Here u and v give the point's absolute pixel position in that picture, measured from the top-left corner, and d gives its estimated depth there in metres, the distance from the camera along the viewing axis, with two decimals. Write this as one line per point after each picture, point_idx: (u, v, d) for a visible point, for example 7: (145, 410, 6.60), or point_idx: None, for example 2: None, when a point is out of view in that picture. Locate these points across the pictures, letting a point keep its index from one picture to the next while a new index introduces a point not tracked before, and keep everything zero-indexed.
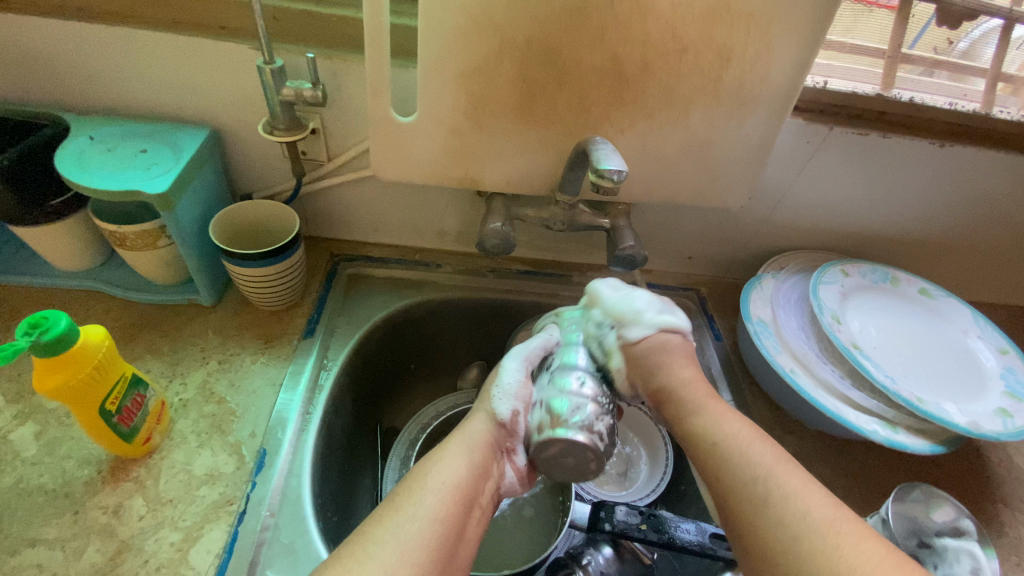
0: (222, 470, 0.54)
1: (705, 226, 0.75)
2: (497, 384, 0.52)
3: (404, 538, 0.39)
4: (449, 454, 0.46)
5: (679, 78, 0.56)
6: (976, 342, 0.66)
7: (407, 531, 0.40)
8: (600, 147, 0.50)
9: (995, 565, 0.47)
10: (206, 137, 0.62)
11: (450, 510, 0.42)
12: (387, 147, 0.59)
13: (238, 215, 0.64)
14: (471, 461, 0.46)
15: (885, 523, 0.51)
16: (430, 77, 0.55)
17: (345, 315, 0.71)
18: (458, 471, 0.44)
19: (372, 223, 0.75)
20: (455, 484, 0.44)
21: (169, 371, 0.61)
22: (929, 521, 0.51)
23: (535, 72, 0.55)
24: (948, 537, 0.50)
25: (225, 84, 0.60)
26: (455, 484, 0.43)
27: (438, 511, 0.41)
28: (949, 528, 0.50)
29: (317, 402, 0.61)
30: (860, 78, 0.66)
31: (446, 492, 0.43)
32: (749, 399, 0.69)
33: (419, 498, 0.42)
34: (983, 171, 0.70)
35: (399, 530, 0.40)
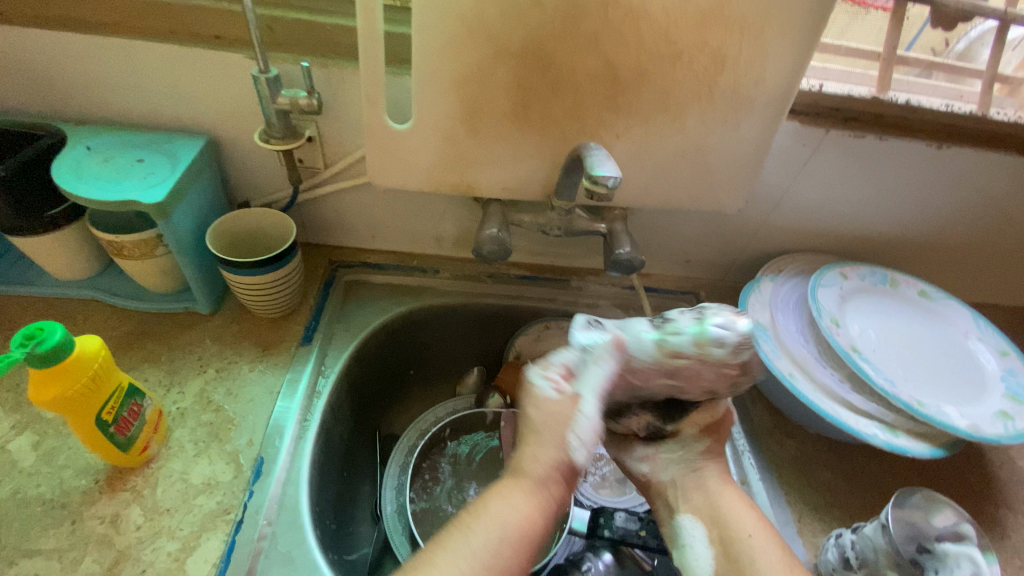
0: (219, 479, 0.54)
1: (704, 229, 0.75)
2: (573, 432, 0.45)
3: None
4: (517, 493, 0.45)
5: (674, 83, 0.56)
6: (977, 344, 0.66)
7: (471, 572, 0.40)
8: (594, 153, 0.50)
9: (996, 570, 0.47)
10: (203, 146, 0.62)
11: (513, 553, 0.42)
12: (383, 154, 0.59)
13: (234, 223, 0.64)
14: (537, 500, 0.45)
15: (886, 528, 0.49)
16: (425, 85, 0.55)
17: (343, 322, 0.70)
18: (524, 511, 0.44)
19: (370, 229, 0.75)
20: (521, 527, 0.43)
21: (167, 380, 0.61)
22: (928, 526, 0.51)
23: (530, 78, 0.55)
24: (948, 541, 0.49)
25: (221, 93, 0.60)
26: (521, 526, 0.43)
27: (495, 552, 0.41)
28: (949, 532, 0.50)
29: (315, 410, 0.60)
30: (855, 81, 0.66)
31: (512, 532, 0.43)
32: (748, 403, 0.69)
33: (481, 534, 0.42)
34: (981, 172, 0.70)
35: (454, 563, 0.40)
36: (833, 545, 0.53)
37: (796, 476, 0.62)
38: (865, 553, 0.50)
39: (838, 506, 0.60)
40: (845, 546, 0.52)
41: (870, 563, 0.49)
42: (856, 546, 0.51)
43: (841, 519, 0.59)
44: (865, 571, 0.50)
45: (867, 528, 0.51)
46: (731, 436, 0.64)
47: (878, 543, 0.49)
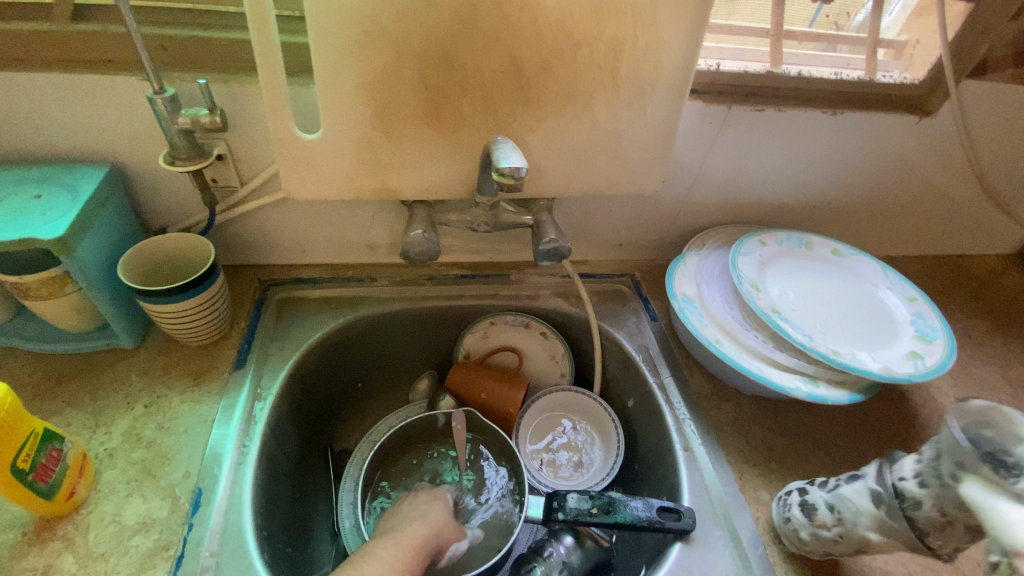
0: (155, 516, 0.52)
1: (631, 212, 0.78)
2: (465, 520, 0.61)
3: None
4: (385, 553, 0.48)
5: (578, 73, 0.58)
6: (887, 293, 0.71)
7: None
8: (500, 146, 0.51)
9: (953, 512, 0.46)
10: (107, 175, 0.59)
11: None
12: (297, 166, 0.59)
13: (149, 251, 0.62)
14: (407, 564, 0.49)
15: (876, 493, 0.48)
16: (330, 93, 0.55)
17: (279, 341, 0.69)
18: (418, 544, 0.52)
19: (300, 244, 0.74)
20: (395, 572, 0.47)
21: (91, 422, 0.58)
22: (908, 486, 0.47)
23: (435, 77, 0.55)
24: None
25: (120, 118, 0.58)
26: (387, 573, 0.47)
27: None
28: None
29: (253, 433, 0.59)
30: (749, 58, 0.69)
31: None
32: (686, 373, 0.71)
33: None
34: (876, 134, 0.75)
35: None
36: (803, 501, 0.53)
37: (736, 437, 0.65)
38: (844, 513, 0.49)
39: (777, 460, 0.64)
40: (818, 503, 0.52)
41: (847, 525, 0.49)
42: (834, 505, 0.50)
43: (780, 472, 0.63)
44: (840, 529, 0.50)
45: (850, 491, 0.50)
46: (672, 407, 0.67)
47: (863, 507, 0.48)
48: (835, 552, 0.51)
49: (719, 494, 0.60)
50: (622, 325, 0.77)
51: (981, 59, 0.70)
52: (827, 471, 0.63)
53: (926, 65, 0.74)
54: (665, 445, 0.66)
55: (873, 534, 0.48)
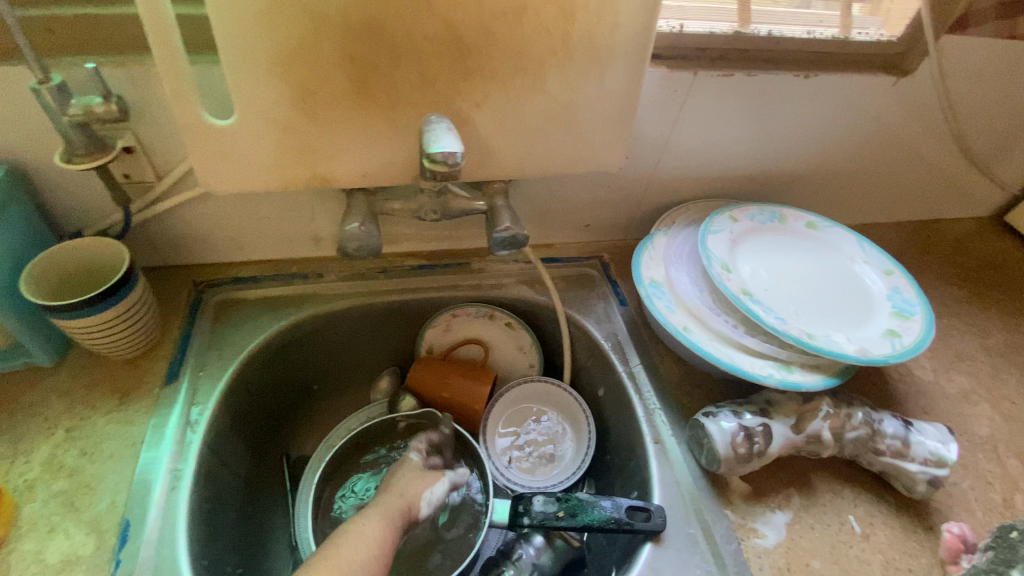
0: (79, 553, 0.47)
1: (595, 191, 0.73)
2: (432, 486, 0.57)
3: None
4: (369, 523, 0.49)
5: (524, 39, 0.52)
6: (863, 267, 0.67)
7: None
8: (433, 127, 0.45)
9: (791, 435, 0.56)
10: (4, 177, 0.53)
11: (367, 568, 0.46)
12: (212, 156, 0.52)
13: (57, 260, 0.55)
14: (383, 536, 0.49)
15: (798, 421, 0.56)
16: (241, 72, 0.48)
17: (216, 349, 0.63)
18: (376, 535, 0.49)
19: (237, 242, 0.68)
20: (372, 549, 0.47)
21: (8, 451, 0.53)
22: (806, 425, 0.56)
23: (362, 51, 0.49)
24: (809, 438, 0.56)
25: (4, 110, 0.51)
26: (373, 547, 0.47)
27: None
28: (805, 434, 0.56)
29: (189, 453, 0.54)
30: (715, 17, 0.64)
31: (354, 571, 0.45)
32: (658, 360, 0.68)
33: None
34: (850, 97, 0.70)
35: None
36: (734, 421, 0.55)
37: None
38: (770, 430, 0.55)
39: None
40: (748, 421, 0.56)
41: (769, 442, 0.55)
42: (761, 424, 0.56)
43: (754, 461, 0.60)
44: (760, 444, 0.55)
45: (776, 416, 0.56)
46: (642, 397, 0.64)
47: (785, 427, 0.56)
48: (756, 433, 0.55)
49: (691, 489, 0.57)
50: (590, 311, 0.73)
51: (962, 12, 0.65)
52: (803, 457, 0.61)
53: (904, 21, 0.69)
54: (635, 439, 0.63)
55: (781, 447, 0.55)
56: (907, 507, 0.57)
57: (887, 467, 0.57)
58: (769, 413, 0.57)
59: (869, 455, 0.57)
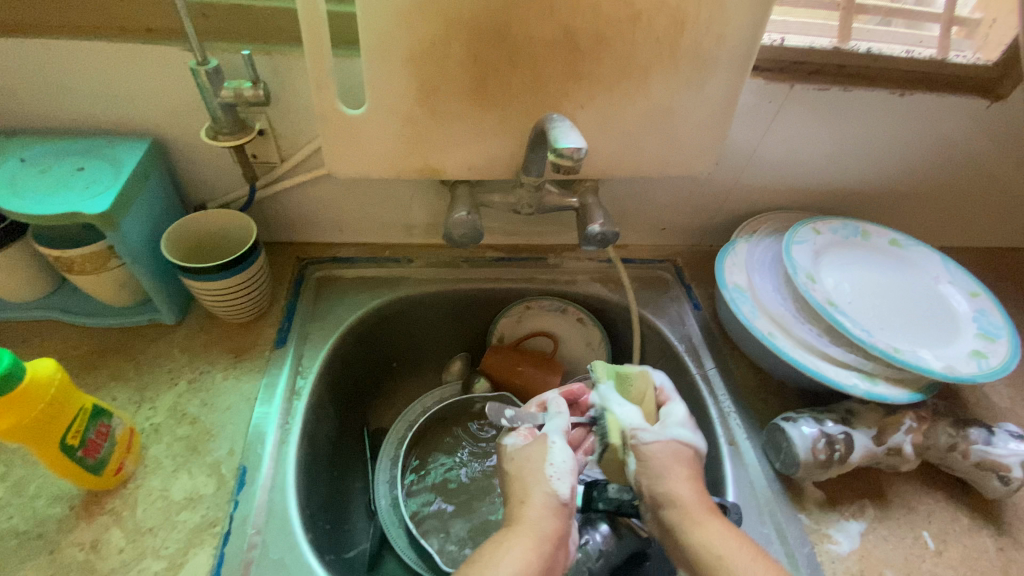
0: (202, 492, 0.52)
1: (677, 195, 0.75)
2: (549, 465, 0.47)
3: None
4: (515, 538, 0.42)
5: (636, 45, 0.55)
6: (948, 288, 0.67)
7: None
8: (556, 125, 0.48)
9: (875, 449, 0.57)
10: (149, 149, 0.58)
11: None
12: (338, 142, 0.57)
13: (191, 228, 0.61)
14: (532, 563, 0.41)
15: (880, 433, 0.58)
16: (376, 66, 0.52)
17: (317, 320, 0.68)
18: (524, 560, 0.41)
19: (337, 223, 0.73)
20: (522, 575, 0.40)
21: (136, 397, 0.58)
22: (890, 438, 0.58)
23: (486, 51, 0.53)
24: (891, 451, 0.58)
25: (161, 89, 0.57)
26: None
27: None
28: (888, 447, 0.57)
29: (295, 412, 0.59)
30: (815, 33, 0.65)
31: None
32: (731, 364, 0.69)
33: None
34: (943, 117, 0.70)
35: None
36: (819, 429, 0.57)
37: None
38: (853, 440, 0.57)
39: None
40: (832, 429, 0.57)
41: (851, 452, 0.56)
42: (845, 433, 0.57)
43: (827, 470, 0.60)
44: (844, 452, 0.56)
45: (858, 427, 0.58)
46: (716, 399, 0.66)
47: (866, 439, 0.57)
48: (837, 439, 0.56)
49: (765, 491, 0.58)
50: (664, 313, 0.75)
51: None
52: (877, 470, 0.61)
53: (1001, 46, 0.68)
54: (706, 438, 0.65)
55: (862, 458, 0.57)
56: (982, 528, 0.57)
57: (970, 472, 0.58)
58: (850, 422, 0.58)
59: (952, 460, 0.58)
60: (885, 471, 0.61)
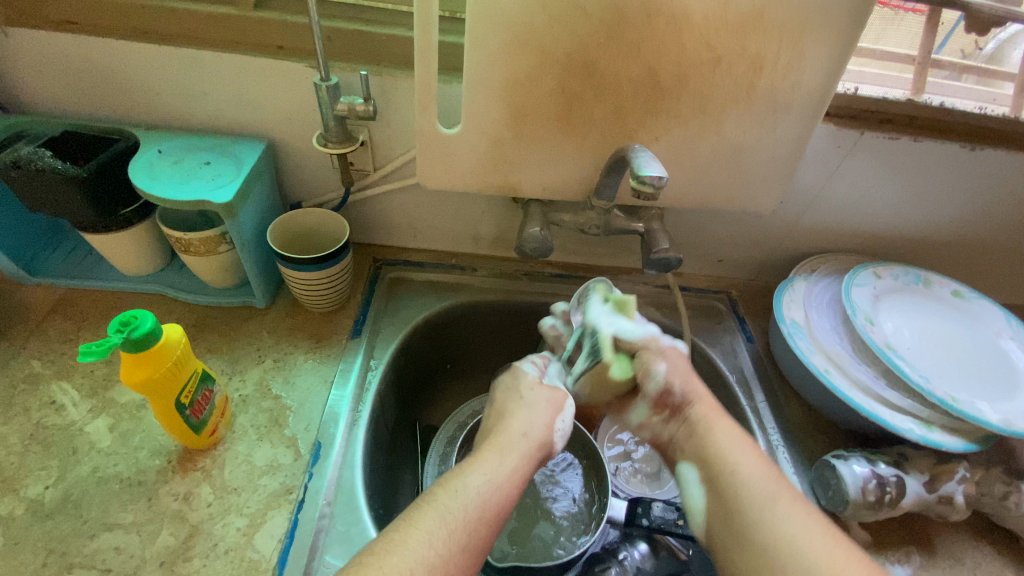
0: (281, 461, 0.57)
1: (738, 229, 0.77)
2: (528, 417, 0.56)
3: (433, 548, 0.42)
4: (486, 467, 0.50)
5: (714, 86, 0.59)
6: (1011, 343, 0.66)
7: (450, 557, 0.42)
8: (638, 155, 0.52)
9: (926, 497, 0.57)
10: (264, 150, 0.66)
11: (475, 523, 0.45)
12: (431, 156, 0.63)
13: (290, 223, 0.68)
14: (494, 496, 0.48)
15: (932, 482, 0.58)
16: (475, 91, 0.58)
17: (389, 317, 0.74)
18: (485, 484, 0.48)
19: (413, 229, 0.79)
20: (484, 502, 0.47)
21: (229, 368, 0.65)
22: (945, 487, 0.57)
23: (574, 84, 0.58)
24: (943, 501, 0.57)
25: (283, 99, 0.64)
26: (482, 497, 0.47)
27: (462, 539, 0.44)
28: (940, 496, 0.57)
29: (366, 399, 0.64)
30: (889, 84, 0.68)
31: (469, 508, 0.46)
32: (781, 398, 0.71)
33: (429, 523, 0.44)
34: (1016, 174, 0.70)
35: (425, 546, 0.42)
36: (871, 470, 0.57)
37: None
38: (904, 485, 0.57)
39: None
40: (884, 473, 0.57)
41: (900, 495, 0.56)
42: (897, 476, 0.57)
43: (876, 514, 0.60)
44: (894, 496, 0.56)
45: (909, 474, 0.58)
46: (765, 431, 0.67)
47: (917, 486, 0.57)
48: (888, 482, 0.56)
49: None
50: (717, 342, 0.77)
51: None
52: (928, 519, 0.61)
53: None
54: None
55: (912, 502, 0.57)
56: None
57: None
58: (903, 466, 0.59)
59: (1004, 510, 0.58)
60: (935, 522, 0.60)
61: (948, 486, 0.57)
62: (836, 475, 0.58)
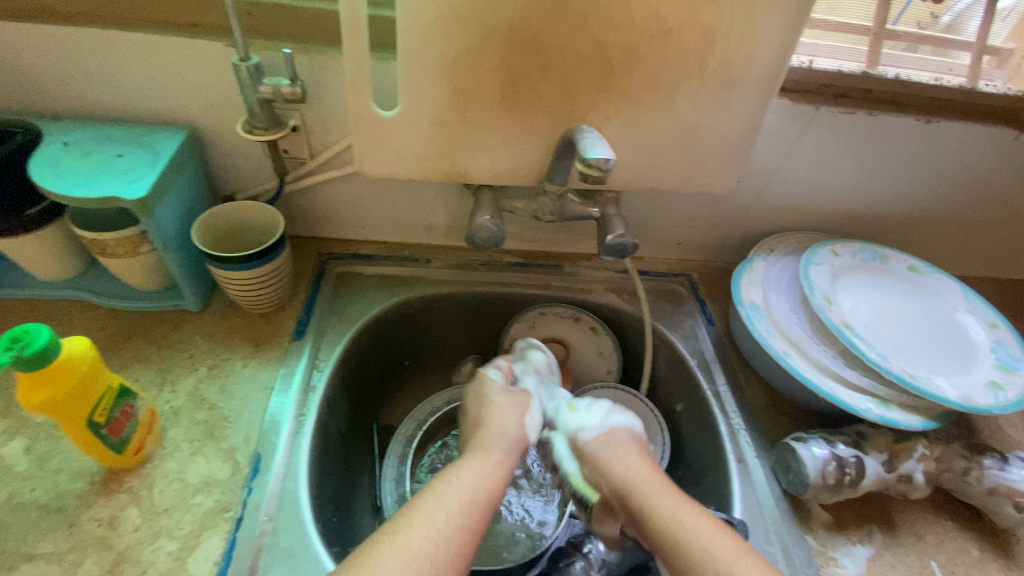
0: (216, 477, 0.53)
1: (697, 210, 0.75)
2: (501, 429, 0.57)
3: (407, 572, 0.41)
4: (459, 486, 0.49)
5: (666, 61, 0.56)
6: (966, 317, 0.67)
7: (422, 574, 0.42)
8: (585, 136, 0.49)
9: (886, 476, 0.57)
10: (185, 140, 0.60)
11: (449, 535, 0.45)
12: (369, 141, 0.58)
13: (220, 219, 0.63)
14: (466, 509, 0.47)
15: (891, 461, 0.57)
16: (411, 70, 0.54)
17: (335, 316, 0.69)
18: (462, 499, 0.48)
19: (360, 220, 0.74)
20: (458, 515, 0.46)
21: (158, 379, 0.60)
22: (903, 464, 0.57)
23: (519, 61, 0.54)
24: (902, 479, 0.57)
25: (202, 83, 0.59)
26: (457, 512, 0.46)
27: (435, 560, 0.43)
28: (900, 473, 0.57)
29: (311, 404, 0.60)
30: (844, 56, 0.66)
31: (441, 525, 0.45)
32: (743, 381, 0.70)
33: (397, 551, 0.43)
34: (969, 146, 0.70)
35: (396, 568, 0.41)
36: (830, 454, 0.56)
37: None
38: (864, 467, 0.56)
39: None
40: (844, 455, 0.56)
41: (860, 477, 0.56)
42: (857, 459, 0.56)
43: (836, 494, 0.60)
44: (854, 479, 0.56)
45: (869, 454, 0.57)
46: (727, 416, 0.66)
47: (876, 467, 0.57)
48: (847, 464, 0.56)
49: (772, 510, 0.58)
50: (678, 326, 0.75)
51: None
52: (887, 496, 0.61)
53: None
54: (715, 453, 0.65)
55: (872, 483, 0.57)
56: (993, 563, 0.56)
57: (984, 499, 0.57)
58: (862, 446, 0.58)
59: (964, 485, 0.58)
60: (894, 498, 0.61)
61: (908, 464, 0.57)
62: (797, 461, 0.57)
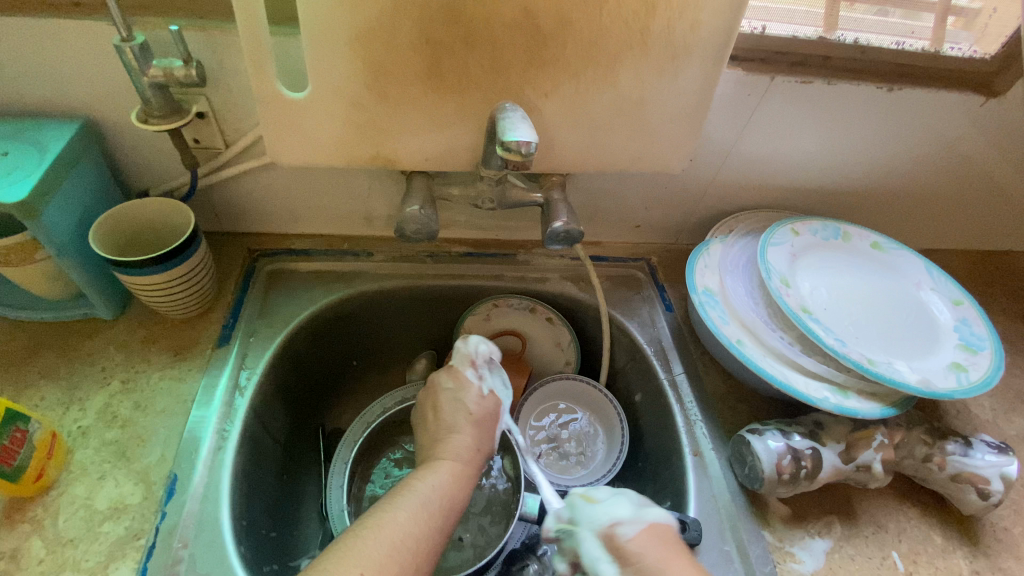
0: (128, 501, 0.49)
1: (652, 191, 0.71)
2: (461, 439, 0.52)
3: None
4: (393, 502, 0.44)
5: (603, 29, 0.51)
6: (930, 295, 0.64)
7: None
8: (508, 115, 0.45)
9: (843, 466, 0.55)
10: (79, 132, 0.54)
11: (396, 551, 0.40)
12: (282, 127, 0.53)
13: (123, 219, 0.57)
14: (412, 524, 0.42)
15: (851, 451, 0.55)
16: (319, 46, 0.48)
17: (266, 318, 0.65)
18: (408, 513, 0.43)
19: (292, 212, 0.69)
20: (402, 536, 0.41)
21: (65, 398, 0.55)
22: (863, 455, 0.55)
23: (438, 32, 0.49)
24: (862, 469, 0.55)
25: (91, 68, 0.52)
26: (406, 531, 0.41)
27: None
28: (859, 463, 0.55)
29: (235, 416, 0.56)
30: (800, 20, 0.61)
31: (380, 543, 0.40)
32: (700, 369, 0.67)
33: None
34: (934, 114, 0.66)
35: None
36: (785, 446, 0.54)
37: None
38: (819, 458, 0.54)
39: None
40: (799, 446, 0.54)
41: (816, 469, 0.54)
42: (812, 450, 0.54)
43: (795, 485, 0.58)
44: (808, 471, 0.53)
45: (827, 443, 0.55)
46: (683, 406, 0.63)
47: (834, 457, 0.54)
48: (803, 456, 0.53)
49: (728, 505, 0.56)
50: (634, 314, 0.72)
51: None
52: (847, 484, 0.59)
53: (1001, 38, 0.64)
54: (672, 447, 0.62)
55: (829, 475, 0.54)
56: (954, 549, 0.55)
57: (946, 485, 0.55)
58: (818, 436, 0.55)
59: (925, 471, 0.56)
60: (854, 487, 0.59)
61: (868, 454, 0.55)
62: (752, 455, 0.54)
